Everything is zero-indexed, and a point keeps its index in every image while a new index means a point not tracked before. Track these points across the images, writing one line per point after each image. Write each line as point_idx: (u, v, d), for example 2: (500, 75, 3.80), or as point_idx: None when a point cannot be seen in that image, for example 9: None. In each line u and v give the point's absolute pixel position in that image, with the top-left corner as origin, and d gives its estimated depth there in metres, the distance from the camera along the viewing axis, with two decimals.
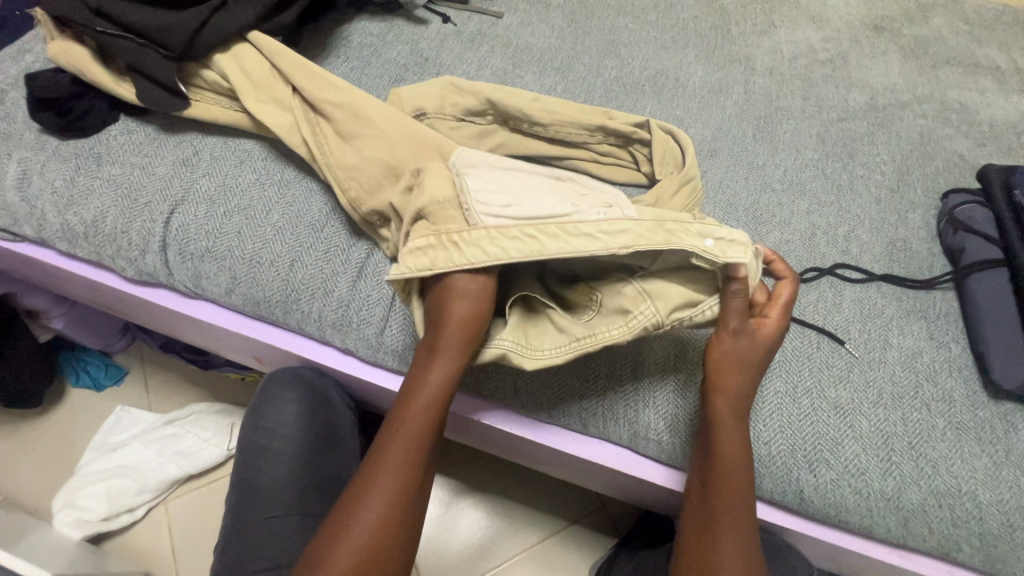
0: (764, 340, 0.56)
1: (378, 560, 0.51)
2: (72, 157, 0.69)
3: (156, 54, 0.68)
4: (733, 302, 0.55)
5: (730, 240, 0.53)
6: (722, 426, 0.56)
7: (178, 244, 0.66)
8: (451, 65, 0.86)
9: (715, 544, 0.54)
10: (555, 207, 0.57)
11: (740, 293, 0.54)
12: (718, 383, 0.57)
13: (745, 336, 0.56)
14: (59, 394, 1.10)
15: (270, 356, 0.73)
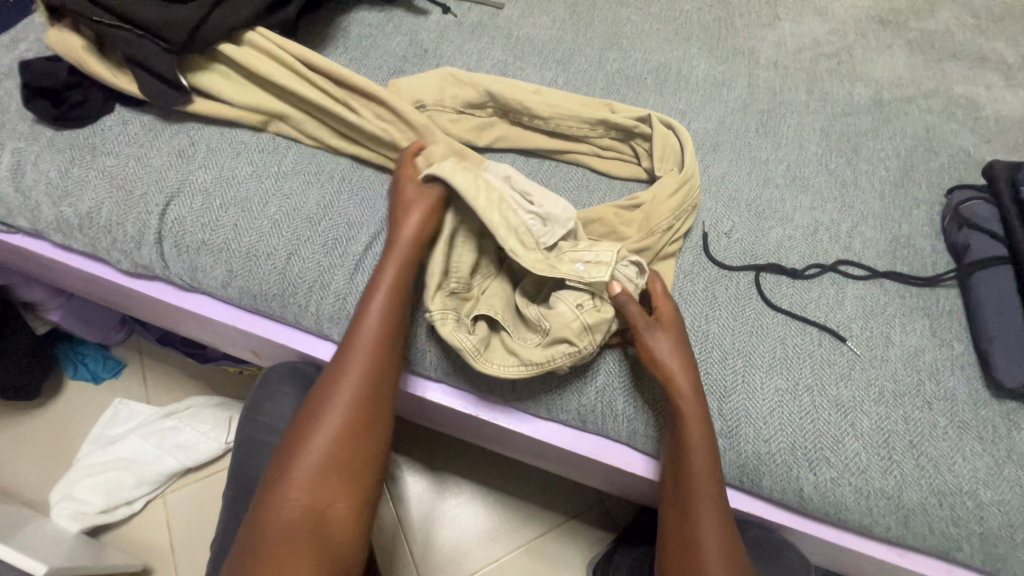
0: (677, 332, 0.59)
1: (352, 445, 0.56)
2: (67, 147, 0.68)
3: (154, 46, 0.66)
4: (631, 311, 0.58)
5: (598, 261, 0.59)
6: (690, 419, 0.56)
7: (174, 236, 0.66)
8: (451, 57, 0.85)
9: (693, 532, 0.55)
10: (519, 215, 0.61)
11: (629, 302, 0.58)
12: (670, 380, 0.56)
13: (660, 338, 0.57)
14: (57, 386, 1.09)
15: (268, 350, 0.73)
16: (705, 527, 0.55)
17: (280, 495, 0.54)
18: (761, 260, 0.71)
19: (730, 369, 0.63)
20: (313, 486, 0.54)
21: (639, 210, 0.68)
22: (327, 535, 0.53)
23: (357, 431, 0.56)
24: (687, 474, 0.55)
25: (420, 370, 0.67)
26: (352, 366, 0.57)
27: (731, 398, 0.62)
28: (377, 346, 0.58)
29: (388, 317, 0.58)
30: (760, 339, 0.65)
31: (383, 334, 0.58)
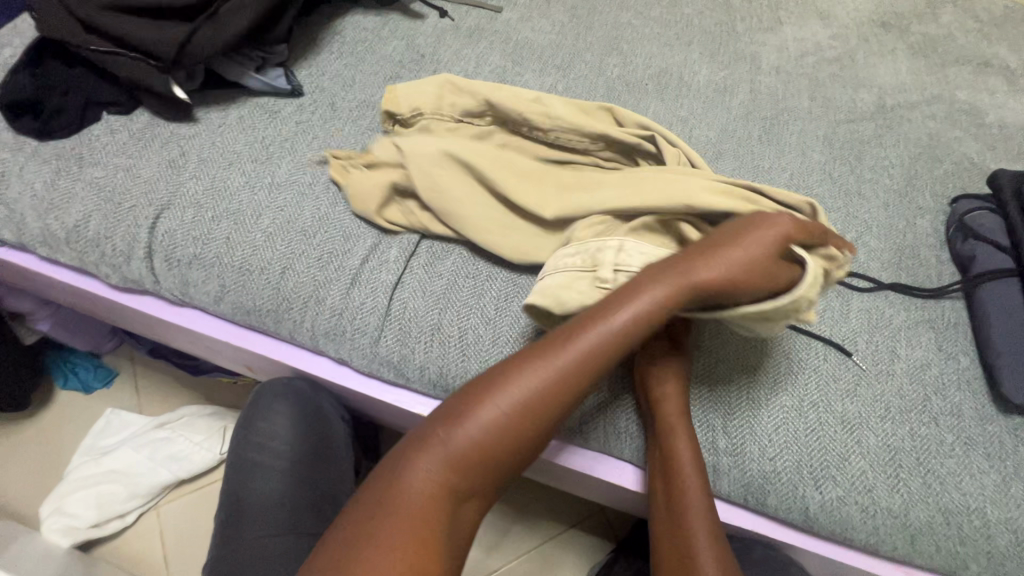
0: (686, 353, 0.62)
1: (507, 446, 0.50)
2: (53, 158, 0.66)
3: (149, 66, 0.66)
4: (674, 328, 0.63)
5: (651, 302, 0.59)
6: (675, 429, 0.57)
7: (165, 250, 0.64)
8: (449, 62, 0.83)
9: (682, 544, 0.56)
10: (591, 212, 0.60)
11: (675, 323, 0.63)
12: (661, 392, 0.59)
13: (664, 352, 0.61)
14: (47, 396, 1.07)
15: (262, 365, 0.71)
16: (698, 540, 0.55)
17: (415, 459, 0.50)
18: None
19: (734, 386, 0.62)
20: (455, 467, 0.49)
21: None
22: (453, 527, 0.50)
23: (515, 442, 0.50)
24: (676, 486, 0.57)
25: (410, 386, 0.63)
26: (546, 360, 0.50)
27: (735, 415, 0.61)
28: (588, 358, 0.50)
29: (646, 324, 0.50)
30: (765, 355, 0.64)
31: (620, 345, 0.50)
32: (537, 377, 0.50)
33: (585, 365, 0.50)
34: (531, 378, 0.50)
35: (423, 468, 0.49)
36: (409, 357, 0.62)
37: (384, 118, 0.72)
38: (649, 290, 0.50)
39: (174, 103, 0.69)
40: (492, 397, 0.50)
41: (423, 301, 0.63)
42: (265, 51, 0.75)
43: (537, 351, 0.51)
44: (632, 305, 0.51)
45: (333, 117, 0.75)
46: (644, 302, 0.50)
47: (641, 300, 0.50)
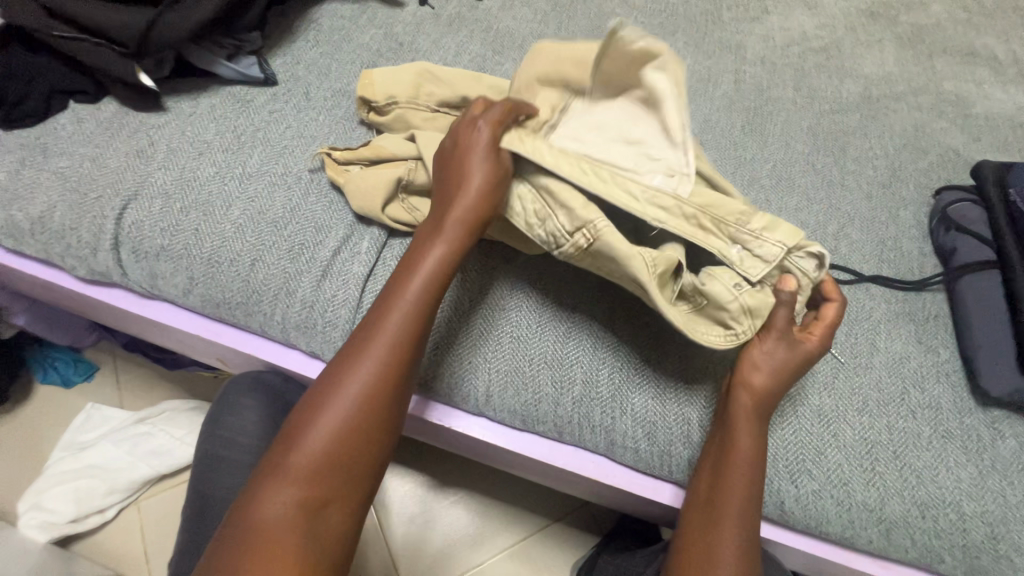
0: (808, 351, 0.55)
1: (354, 433, 0.49)
2: (17, 148, 0.65)
3: (113, 52, 0.64)
4: (780, 315, 0.54)
5: (762, 255, 0.53)
6: (740, 423, 0.54)
7: (132, 242, 0.63)
8: (428, 51, 0.81)
9: (714, 537, 0.52)
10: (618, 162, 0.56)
11: (785, 307, 0.54)
12: (744, 380, 0.55)
13: (778, 346, 0.55)
14: (26, 391, 1.06)
15: (235, 359, 0.70)
16: (729, 534, 0.52)
17: (270, 486, 0.47)
18: None
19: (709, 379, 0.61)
20: (313, 473, 0.48)
21: None
22: (318, 539, 0.47)
23: (372, 423, 0.50)
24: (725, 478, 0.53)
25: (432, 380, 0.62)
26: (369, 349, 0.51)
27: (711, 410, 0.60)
28: (406, 323, 0.52)
29: (440, 276, 0.53)
30: None
31: (428, 301, 0.53)
32: (366, 360, 0.51)
33: (400, 332, 0.52)
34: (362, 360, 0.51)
35: (283, 491, 0.47)
36: None
37: (361, 104, 0.71)
38: (429, 254, 0.53)
39: (145, 91, 0.68)
40: (336, 391, 0.50)
41: None
42: (238, 39, 0.73)
43: (357, 343, 0.52)
44: (424, 266, 0.53)
45: (308, 106, 0.73)
46: (433, 262, 0.53)
47: (430, 259, 0.53)
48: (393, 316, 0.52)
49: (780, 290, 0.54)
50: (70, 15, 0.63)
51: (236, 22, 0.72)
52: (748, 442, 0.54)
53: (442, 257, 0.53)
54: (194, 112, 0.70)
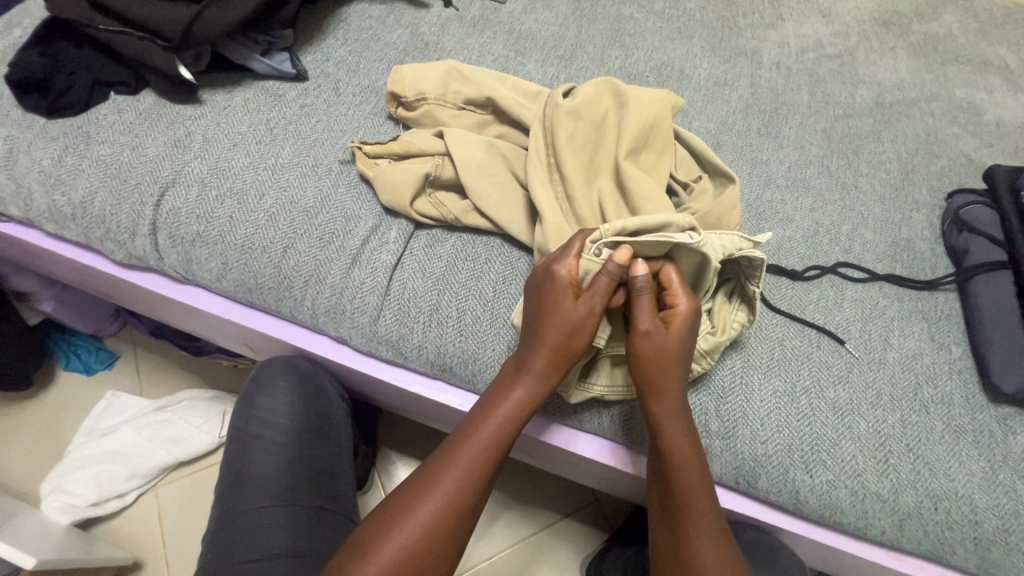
0: (685, 328, 0.54)
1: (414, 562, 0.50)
2: (60, 135, 0.68)
3: (155, 46, 0.67)
4: (643, 303, 0.54)
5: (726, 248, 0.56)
6: (670, 424, 0.55)
7: (168, 227, 0.65)
8: (453, 51, 0.84)
9: (684, 545, 0.53)
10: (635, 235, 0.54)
11: (645, 291, 0.54)
12: (654, 385, 0.54)
13: (661, 335, 0.54)
14: (48, 377, 1.08)
15: (263, 344, 0.73)
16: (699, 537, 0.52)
17: None
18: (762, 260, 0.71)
19: (728, 371, 0.63)
20: None
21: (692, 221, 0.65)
22: None
23: (433, 552, 0.50)
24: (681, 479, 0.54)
25: (448, 377, 0.63)
26: (446, 474, 0.52)
27: (728, 400, 0.61)
28: (471, 468, 0.53)
29: (513, 427, 0.54)
30: (758, 341, 0.65)
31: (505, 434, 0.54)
32: (412, 520, 0.51)
33: (474, 467, 0.53)
34: (411, 514, 0.51)
35: None
36: (407, 337, 0.62)
37: (389, 99, 0.72)
38: (511, 395, 0.55)
39: (183, 84, 0.70)
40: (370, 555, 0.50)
41: (423, 283, 0.64)
42: (272, 36, 0.76)
43: (409, 492, 0.52)
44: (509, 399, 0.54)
45: (337, 102, 0.76)
46: (508, 408, 0.54)
47: (515, 394, 0.55)
48: (468, 448, 0.53)
49: (635, 277, 0.54)
50: (115, 10, 0.65)
51: (272, 19, 0.74)
52: (682, 437, 0.54)
53: (516, 412, 0.54)
54: (229, 105, 0.72)
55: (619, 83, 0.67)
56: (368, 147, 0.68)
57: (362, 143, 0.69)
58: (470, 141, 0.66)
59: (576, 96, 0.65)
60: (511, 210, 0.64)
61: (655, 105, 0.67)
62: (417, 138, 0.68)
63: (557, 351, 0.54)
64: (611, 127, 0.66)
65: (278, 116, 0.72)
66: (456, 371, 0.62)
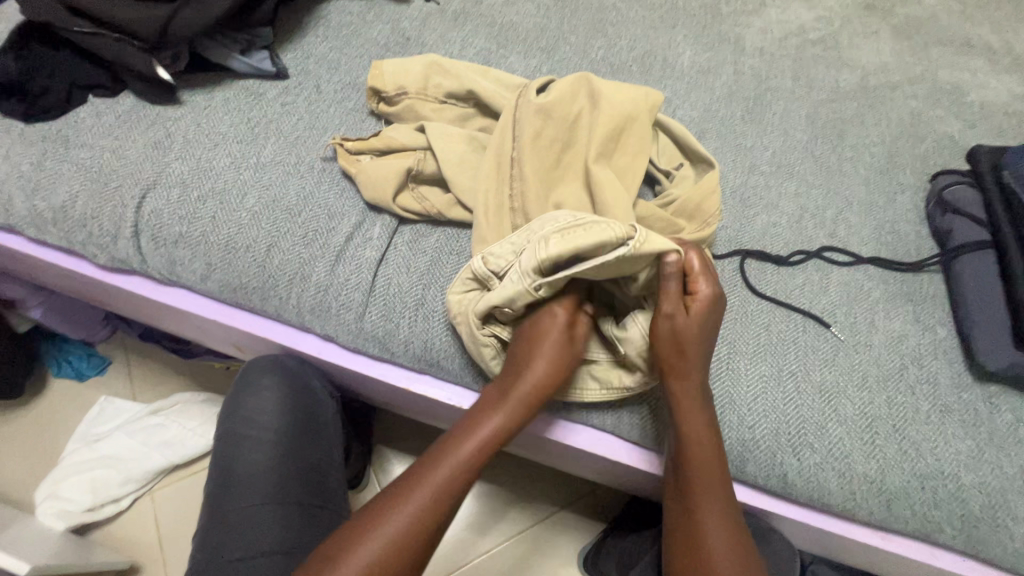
0: (709, 316, 0.57)
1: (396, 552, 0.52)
2: (39, 140, 0.67)
3: (131, 47, 0.67)
4: (669, 286, 0.56)
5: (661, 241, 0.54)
6: (688, 406, 0.56)
7: (151, 229, 0.65)
8: (435, 45, 0.84)
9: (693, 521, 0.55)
10: (552, 252, 0.52)
11: (672, 278, 0.56)
12: (680, 365, 0.56)
13: (686, 320, 0.56)
14: (39, 384, 1.08)
15: (250, 343, 0.73)
16: (709, 517, 0.54)
17: None
18: (747, 246, 0.71)
19: (714, 357, 0.63)
20: None
21: (673, 209, 0.66)
22: None
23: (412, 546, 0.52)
24: (691, 459, 0.55)
25: (437, 372, 0.64)
26: (428, 480, 0.54)
27: (715, 386, 0.62)
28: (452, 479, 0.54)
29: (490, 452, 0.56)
30: (744, 327, 0.65)
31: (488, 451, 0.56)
32: (392, 523, 0.52)
33: (453, 478, 0.55)
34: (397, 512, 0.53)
35: None
36: (393, 333, 0.62)
37: (370, 95, 0.72)
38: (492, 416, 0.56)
39: (160, 84, 0.70)
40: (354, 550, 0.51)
41: (407, 278, 0.64)
42: (251, 34, 0.75)
43: (397, 490, 0.55)
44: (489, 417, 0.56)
45: (319, 99, 0.75)
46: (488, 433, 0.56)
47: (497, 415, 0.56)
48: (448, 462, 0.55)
49: (666, 262, 0.55)
50: (90, 11, 0.65)
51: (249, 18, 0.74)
52: (702, 423, 0.55)
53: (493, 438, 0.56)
54: (209, 106, 0.72)
55: (595, 78, 0.67)
56: (348, 145, 0.68)
57: (343, 141, 0.68)
58: (453, 136, 0.66)
59: (549, 93, 0.66)
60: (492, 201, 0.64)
61: (629, 101, 0.67)
62: (397, 134, 0.67)
63: (545, 382, 0.55)
64: (589, 118, 0.66)
65: (259, 115, 0.72)
66: (442, 365, 0.62)
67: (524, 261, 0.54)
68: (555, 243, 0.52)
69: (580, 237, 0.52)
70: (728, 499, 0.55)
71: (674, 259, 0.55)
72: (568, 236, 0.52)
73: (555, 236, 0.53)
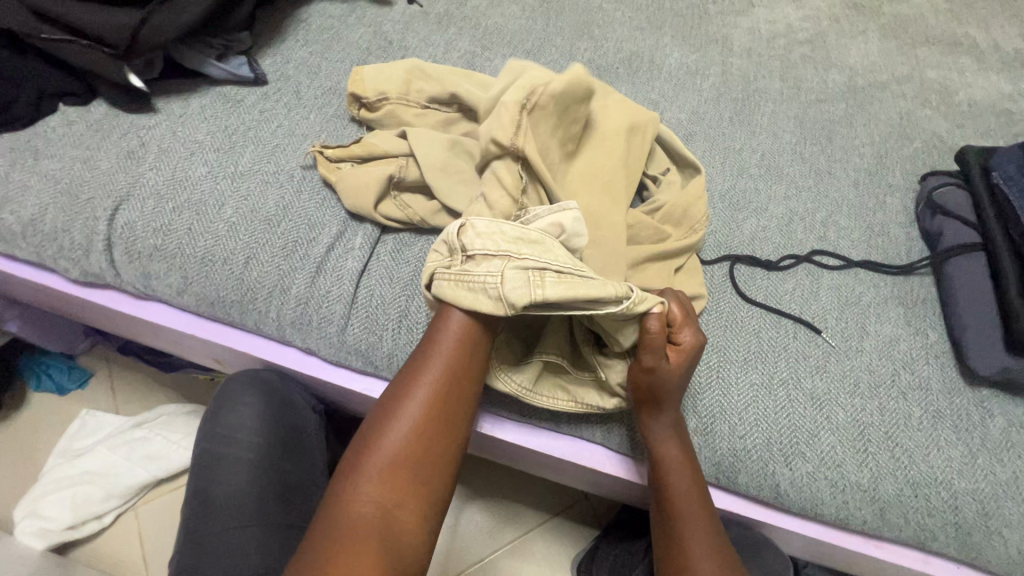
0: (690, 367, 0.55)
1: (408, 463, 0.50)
2: (7, 151, 0.65)
3: (103, 55, 0.64)
4: (653, 330, 0.53)
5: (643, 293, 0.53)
6: (663, 440, 0.56)
7: (124, 242, 0.63)
8: (417, 49, 0.82)
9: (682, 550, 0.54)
10: (546, 292, 0.49)
11: (658, 334, 0.53)
12: (657, 406, 0.56)
13: (671, 373, 0.54)
14: (18, 398, 1.06)
15: (230, 357, 0.71)
16: (696, 545, 0.54)
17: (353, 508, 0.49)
18: (737, 250, 0.70)
19: (704, 366, 0.62)
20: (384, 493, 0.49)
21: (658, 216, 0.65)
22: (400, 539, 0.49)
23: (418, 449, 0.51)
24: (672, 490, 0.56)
25: None
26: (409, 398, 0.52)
27: (705, 396, 0.61)
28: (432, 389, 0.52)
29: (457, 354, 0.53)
30: (734, 334, 0.64)
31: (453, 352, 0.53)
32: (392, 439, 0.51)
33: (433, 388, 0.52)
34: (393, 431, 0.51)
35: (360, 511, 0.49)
36: (376, 346, 0.61)
37: (350, 101, 0.71)
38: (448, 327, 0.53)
39: (135, 93, 0.68)
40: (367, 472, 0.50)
41: (390, 289, 0.62)
42: (227, 40, 0.74)
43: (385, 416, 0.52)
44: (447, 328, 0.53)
45: (298, 105, 0.73)
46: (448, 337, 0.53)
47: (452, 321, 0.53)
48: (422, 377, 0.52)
49: (649, 317, 0.53)
50: (58, 17, 0.63)
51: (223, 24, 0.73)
52: (678, 456, 0.56)
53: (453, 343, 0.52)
54: (185, 113, 0.70)
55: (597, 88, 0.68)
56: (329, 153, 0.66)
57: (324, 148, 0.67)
58: (436, 141, 0.65)
59: None
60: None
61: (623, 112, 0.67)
62: (380, 142, 0.66)
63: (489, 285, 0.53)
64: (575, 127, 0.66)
65: (237, 122, 0.70)
66: None
67: (508, 286, 0.49)
68: (556, 287, 0.49)
69: (585, 288, 0.49)
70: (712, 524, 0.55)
71: (656, 314, 0.54)
72: (566, 282, 0.50)
73: (553, 274, 0.50)
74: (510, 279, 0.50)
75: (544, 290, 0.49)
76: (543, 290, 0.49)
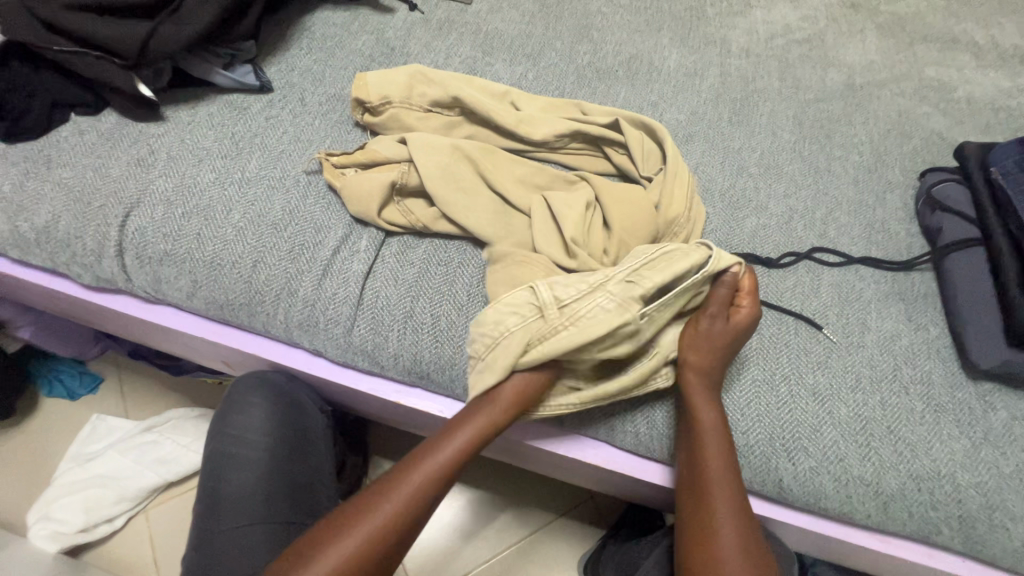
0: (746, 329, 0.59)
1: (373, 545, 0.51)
2: (21, 160, 0.67)
3: (113, 65, 0.66)
4: (721, 291, 0.59)
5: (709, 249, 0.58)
6: (700, 402, 0.57)
7: (135, 248, 0.64)
8: (419, 54, 0.83)
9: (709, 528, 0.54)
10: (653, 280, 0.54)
11: (726, 285, 0.59)
12: (701, 362, 0.57)
13: (723, 325, 0.58)
14: (30, 404, 1.07)
15: (239, 359, 0.72)
16: (722, 519, 0.54)
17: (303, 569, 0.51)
18: (737, 249, 0.71)
19: None
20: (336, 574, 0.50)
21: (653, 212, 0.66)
22: None
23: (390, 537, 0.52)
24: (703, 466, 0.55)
25: (427, 386, 0.63)
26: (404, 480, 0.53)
27: None
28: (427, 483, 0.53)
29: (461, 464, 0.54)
30: None
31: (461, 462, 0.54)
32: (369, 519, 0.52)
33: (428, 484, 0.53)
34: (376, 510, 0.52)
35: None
36: (383, 346, 0.62)
37: (354, 106, 0.72)
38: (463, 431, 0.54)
39: (144, 101, 0.70)
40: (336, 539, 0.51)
41: (396, 289, 0.63)
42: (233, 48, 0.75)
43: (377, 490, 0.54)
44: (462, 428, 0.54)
45: (303, 112, 0.75)
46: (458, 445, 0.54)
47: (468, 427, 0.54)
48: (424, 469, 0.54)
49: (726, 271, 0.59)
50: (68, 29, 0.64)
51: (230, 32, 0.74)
52: (716, 419, 0.56)
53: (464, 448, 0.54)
54: (193, 121, 0.71)
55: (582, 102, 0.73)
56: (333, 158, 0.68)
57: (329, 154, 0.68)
58: (437, 144, 0.66)
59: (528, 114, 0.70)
60: (481, 208, 0.64)
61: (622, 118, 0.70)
62: (383, 147, 0.68)
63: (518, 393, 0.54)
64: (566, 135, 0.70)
65: (244, 129, 0.72)
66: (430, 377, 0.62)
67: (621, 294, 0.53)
68: (657, 273, 0.54)
69: (685, 263, 0.55)
70: (743, 504, 0.55)
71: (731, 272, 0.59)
72: (657, 264, 0.55)
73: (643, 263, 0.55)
74: (614, 288, 0.54)
75: (655, 277, 0.54)
76: (650, 276, 0.54)
